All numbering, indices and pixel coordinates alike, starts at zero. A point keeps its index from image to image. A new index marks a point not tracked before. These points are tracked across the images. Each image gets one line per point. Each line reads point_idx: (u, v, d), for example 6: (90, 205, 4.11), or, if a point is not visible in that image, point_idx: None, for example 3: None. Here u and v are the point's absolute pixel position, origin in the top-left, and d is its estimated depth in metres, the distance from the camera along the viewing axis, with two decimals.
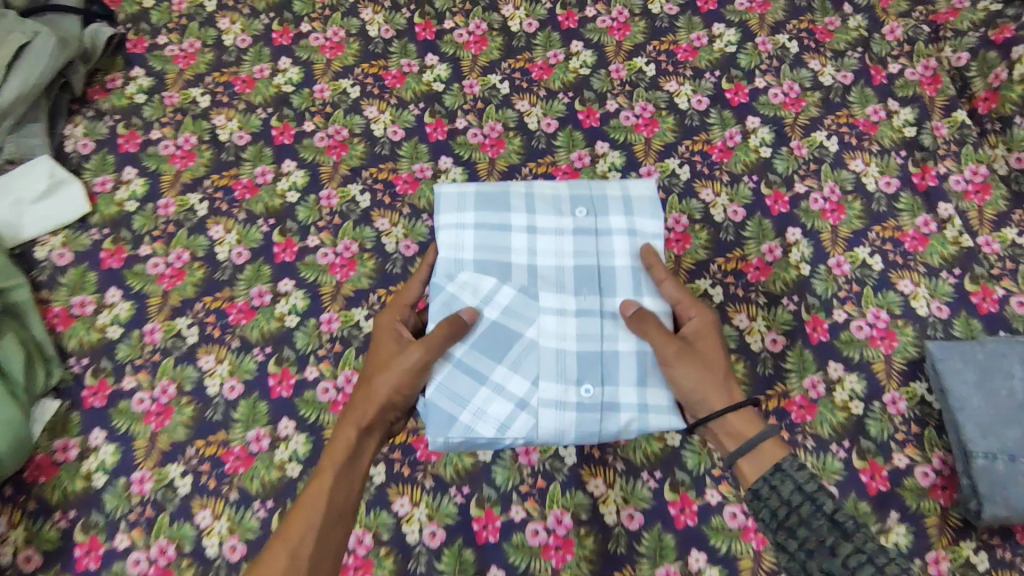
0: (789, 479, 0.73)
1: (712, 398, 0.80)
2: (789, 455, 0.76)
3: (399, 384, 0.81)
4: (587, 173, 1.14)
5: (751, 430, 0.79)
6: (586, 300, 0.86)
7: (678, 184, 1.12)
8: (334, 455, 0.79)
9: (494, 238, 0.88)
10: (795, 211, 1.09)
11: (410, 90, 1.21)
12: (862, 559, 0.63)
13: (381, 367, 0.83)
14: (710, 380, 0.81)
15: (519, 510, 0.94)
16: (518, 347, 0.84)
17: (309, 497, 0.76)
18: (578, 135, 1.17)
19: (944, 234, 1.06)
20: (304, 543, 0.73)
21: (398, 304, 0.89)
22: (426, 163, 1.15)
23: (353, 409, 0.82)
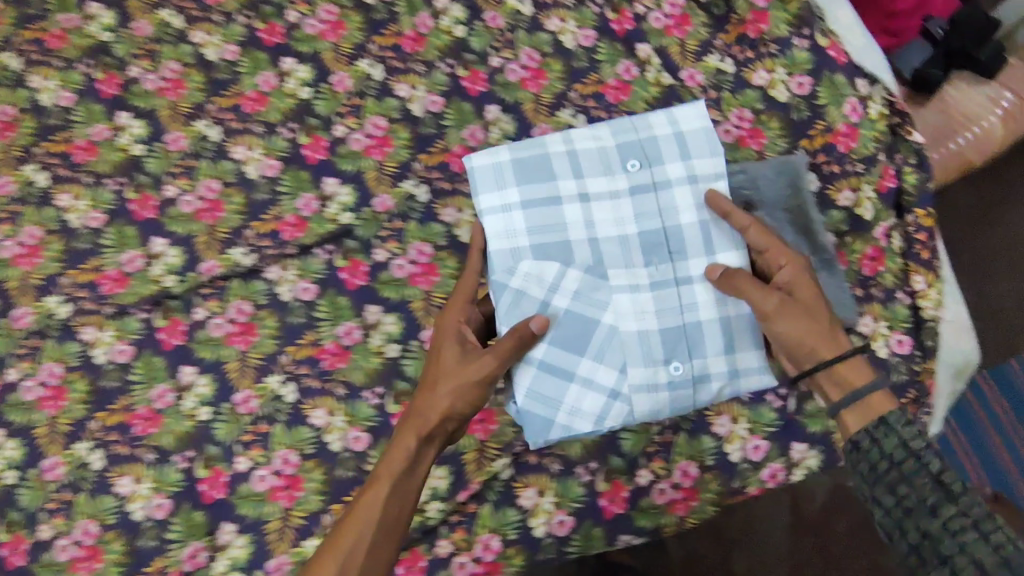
0: (893, 435, 0.71)
1: (822, 344, 0.77)
2: (896, 409, 0.74)
3: (457, 394, 0.76)
4: (276, 97, 1.04)
5: (860, 380, 0.77)
6: (658, 269, 0.85)
7: (373, 86, 1.03)
8: (393, 458, 0.75)
9: (546, 216, 0.85)
10: (493, 87, 1.02)
11: (75, 47, 1.09)
12: (963, 523, 0.61)
13: (443, 372, 0.77)
14: (816, 325, 0.77)
15: (243, 461, 0.90)
16: (599, 334, 0.84)
17: (367, 498, 0.74)
18: (261, 56, 1.07)
19: (645, 77, 1.02)
20: (358, 544, 0.70)
21: (462, 299, 0.82)
22: (102, 124, 1.05)
23: (409, 417, 0.78)
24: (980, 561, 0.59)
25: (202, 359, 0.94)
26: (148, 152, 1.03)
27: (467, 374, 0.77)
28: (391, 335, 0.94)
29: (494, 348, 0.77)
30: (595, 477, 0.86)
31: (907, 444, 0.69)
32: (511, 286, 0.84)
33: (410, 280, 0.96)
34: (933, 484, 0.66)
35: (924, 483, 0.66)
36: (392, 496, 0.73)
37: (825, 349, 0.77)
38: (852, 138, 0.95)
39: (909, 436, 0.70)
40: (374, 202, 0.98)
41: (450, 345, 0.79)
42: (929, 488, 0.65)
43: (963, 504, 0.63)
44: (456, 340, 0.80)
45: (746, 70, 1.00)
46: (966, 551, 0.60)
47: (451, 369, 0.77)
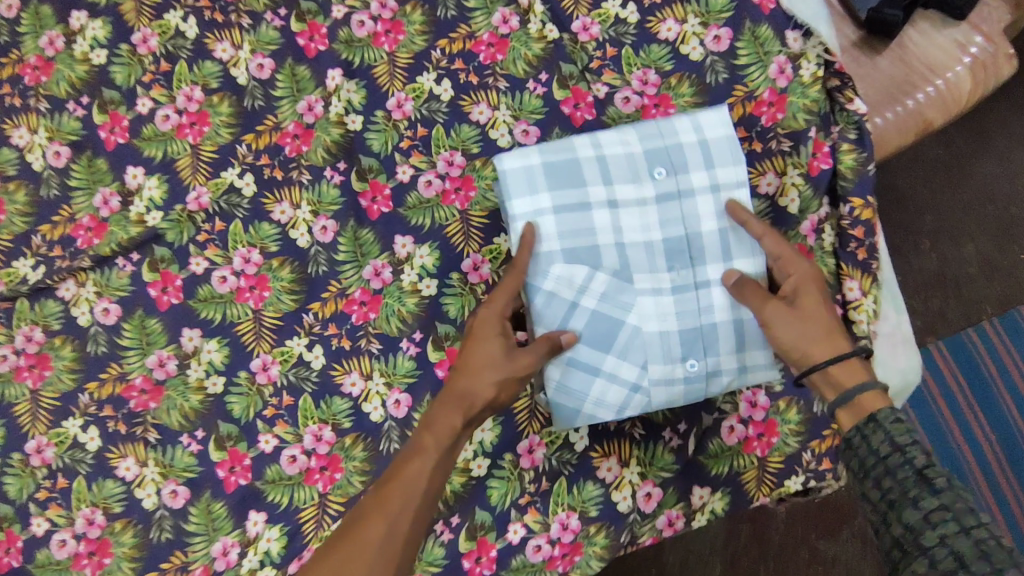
0: (880, 433, 0.55)
1: (819, 349, 0.60)
2: (889, 407, 0.58)
3: (512, 383, 0.62)
4: (62, 62, 0.84)
5: (851, 379, 0.59)
6: (683, 272, 0.67)
7: (185, 45, 0.83)
8: (437, 436, 0.61)
9: (577, 221, 0.66)
10: (335, 45, 0.82)
11: None
12: (945, 516, 0.49)
13: (497, 353, 0.61)
14: (816, 328, 0.61)
15: (41, 522, 0.75)
16: (623, 334, 0.67)
17: (403, 477, 0.59)
18: (45, 9, 0.86)
19: (527, 29, 0.82)
20: (399, 527, 0.57)
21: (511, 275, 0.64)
22: None
23: (447, 393, 0.62)
24: (962, 555, 0.46)
25: None
26: None
27: (521, 368, 0.61)
28: (212, 366, 0.76)
29: (545, 345, 0.62)
30: (457, 536, 0.70)
31: (894, 440, 0.54)
32: (542, 288, 0.66)
33: (236, 295, 0.77)
34: (917, 478, 0.52)
35: (907, 477, 0.52)
36: (434, 480, 0.59)
37: (819, 349, 0.60)
38: (779, 108, 0.76)
39: (898, 432, 0.55)
40: (187, 197, 0.80)
41: (494, 323, 0.62)
42: (911, 482, 0.52)
43: (946, 495, 0.50)
44: (498, 321, 0.63)
45: (652, 19, 0.80)
46: (948, 544, 0.47)
47: (501, 355, 0.61)
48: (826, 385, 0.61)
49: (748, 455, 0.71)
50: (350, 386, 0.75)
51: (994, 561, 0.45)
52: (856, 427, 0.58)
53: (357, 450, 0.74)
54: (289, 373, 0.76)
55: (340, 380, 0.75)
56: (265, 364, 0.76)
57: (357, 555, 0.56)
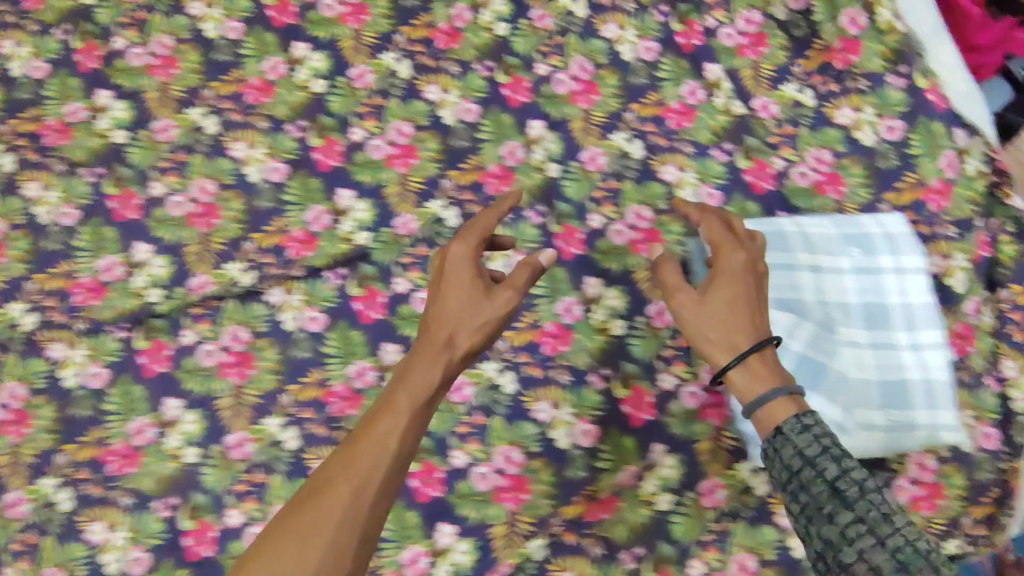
0: (789, 446, 0.58)
1: (715, 340, 0.64)
2: (794, 415, 0.60)
3: (489, 325, 0.67)
4: (285, 87, 0.92)
5: (763, 384, 0.61)
6: (880, 333, 0.73)
7: (398, 84, 0.92)
8: (411, 385, 0.63)
9: (782, 281, 0.74)
10: (537, 99, 0.91)
11: (54, 10, 0.97)
12: (860, 530, 0.52)
13: (473, 292, 0.67)
14: (719, 312, 0.65)
15: (237, 514, 0.79)
16: (827, 376, 0.71)
17: (374, 434, 0.59)
18: (267, 37, 0.94)
19: (713, 102, 0.90)
20: (372, 480, 0.56)
21: (474, 230, 0.71)
22: (79, 103, 0.92)
23: (428, 340, 0.66)
24: (878, 567, 0.49)
25: (189, 391, 0.82)
26: (130, 140, 0.91)
27: (495, 309, 0.67)
28: None
29: (519, 279, 0.68)
30: (642, 565, 0.76)
31: (803, 453, 0.57)
32: None
33: None
34: (831, 492, 0.54)
35: (821, 491, 0.55)
36: (409, 429, 0.60)
37: (717, 340, 0.64)
38: (944, 197, 0.85)
39: (805, 443, 0.58)
40: (394, 222, 0.87)
41: (467, 264, 0.69)
42: (826, 496, 0.55)
43: (859, 507, 0.53)
44: (470, 266, 0.69)
45: (829, 105, 0.89)
46: (867, 560, 0.50)
47: (476, 296, 0.67)
48: (741, 385, 0.63)
49: (917, 513, 0.77)
50: (540, 413, 0.80)
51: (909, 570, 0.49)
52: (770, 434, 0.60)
53: (545, 473, 0.78)
54: (483, 395, 0.81)
55: (531, 406, 0.80)
56: (460, 384, 0.81)
57: (322, 516, 0.54)
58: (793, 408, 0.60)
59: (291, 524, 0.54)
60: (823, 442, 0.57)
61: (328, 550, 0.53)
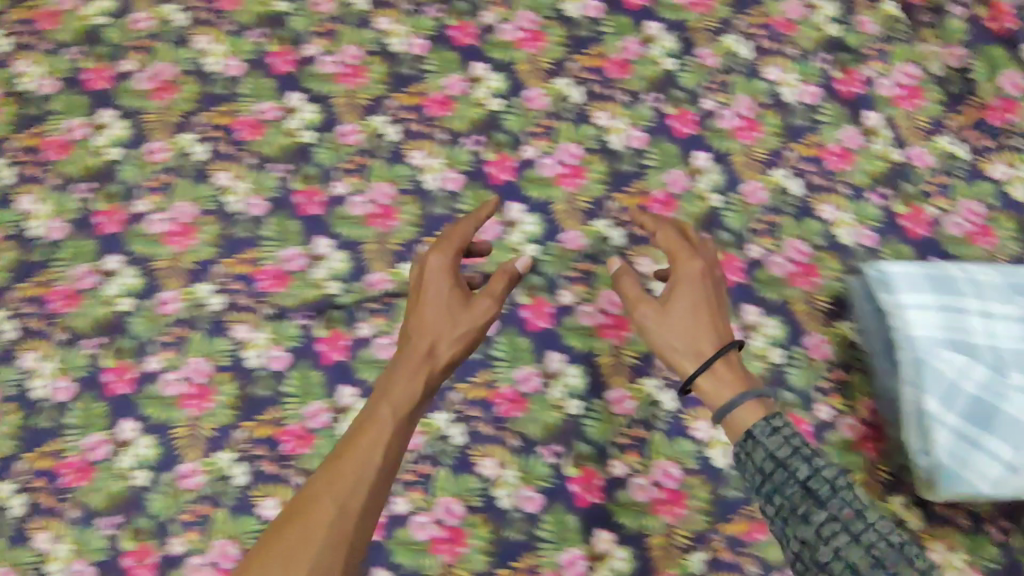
0: (760, 447, 0.66)
1: (684, 353, 0.73)
2: (762, 417, 0.68)
3: (469, 334, 0.75)
4: (463, 103, 0.97)
5: (730, 390, 0.71)
6: None
7: (569, 108, 0.96)
8: (394, 399, 0.70)
9: (955, 324, 0.78)
10: (704, 132, 0.95)
11: (249, 13, 1.01)
12: (836, 528, 0.60)
13: (451, 307, 0.75)
14: (680, 325, 0.74)
15: (403, 502, 0.83)
16: (1000, 418, 0.75)
17: (360, 447, 0.67)
18: (451, 56, 0.99)
19: (871, 148, 0.94)
20: (355, 495, 0.63)
21: (452, 240, 0.79)
22: (270, 103, 0.97)
23: (409, 353, 0.74)
24: (854, 564, 0.58)
25: (363, 380, 0.87)
26: (318, 141, 0.95)
27: (473, 318, 0.75)
28: (571, 389, 0.86)
29: (496, 289, 0.77)
30: None
31: (774, 455, 0.65)
32: (931, 365, 0.76)
33: (598, 330, 0.88)
34: (804, 492, 0.62)
35: (795, 492, 0.63)
36: (393, 440, 0.68)
37: (687, 355, 0.73)
38: None
39: (776, 446, 0.65)
40: (562, 237, 0.91)
41: (444, 277, 0.77)
42: (799, 497, 0.63)
43: (832, 506, 0.61)
44: (449, 279, 0.77)
45: (983, 160, 0.94)
46: (843, 558, 0.58)
47: (456, 307, 0.75)
48: (710, 392, 0.72)
49: None
50: (699, 431, 0.84)
51: (885, 565, 0.57)
52: (740, 440, 0.69)
53: (701, 490, 0.83)
54: (644, 409, 0.85)
55: (690, 424, 0.85)
56: (622, 397, 0.86)
57: (308, 532, 0.60)
58: (763, 412, 0.69)
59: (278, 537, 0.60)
60: (793, 446, 0.65)
61: (319, 560, 0.59)
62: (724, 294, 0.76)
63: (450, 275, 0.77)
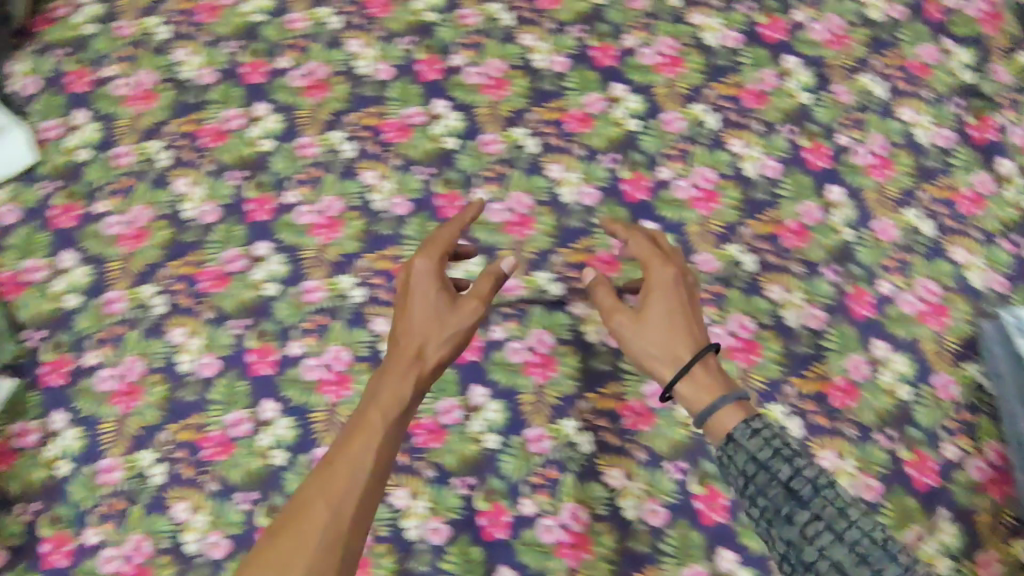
0: (741, 450, 0.68)
1: (659, 361, 0.75)
2: (742, 420, 0.70)
3: (457, 335, 0.76)
4: (601, 121, 0.99)
5: (708, 393, 0.72)
6: None
7: (705, 133, 0.99)
8: (383, 402, 0.71)
9: None
10: (838, 167, 0.98)
11: (400, 21, 1.05)
12: (819, 527, 0.62)
13: (441, 308, 0.76)
14: (656, 332, 0.76)
15: (530, 504, 0.85)
16: None
17: (352, 450, 0.67)
18: (592, 75, 1.02)
19: (1003, 195, 0.97)
20: (349, 499, 0.64)
21: (439, 243, 0.80)
22: (417, 108, 1.00)
23: (398, 356, 0.74)
24: (839, 562, 0.60)
25: (495, 382, 0.90)
26: (461, 147, 0.98)
27: (462, 319, 0.76)
28: None
29: (485, 289, 0.78)
30: None
31: (755, 457, 0.66)
32: None
33: (726, 352, 0.90)
34: (786, 493, 0.64)
35: (776, 493, 0.64)
36: (384, 444, 0.69)
37: (662, 362, 0.75)
38: None
39: (756, 447, 0.67)
40: (695, 257, 0.94)
41: (432, 279, 0.77)
42: (782, 498, 0.64)
43: (815, 506, 0.63)
44: (435, 280, 0.78)
45: None
46: (829, 557, 0.60)
47: (445, 306, 0.76)
48: (684, 397, 0.74)
49: None
50: (824, 460, 0.87)
51: (870, 562, 0.60)
52: (720, 444, 0.70)
53: None
54: None
55: (816, 452, 0.87)
56: None
57: (301, 535, 0.61)
58: (742, 413, 0.70)
59: (280, 536, 0.61)
60: (773, 448, 0.66)
61: (313, 563, 0.59)
62: (697, 297, 0.79)
63: (440, 276, 0.78)
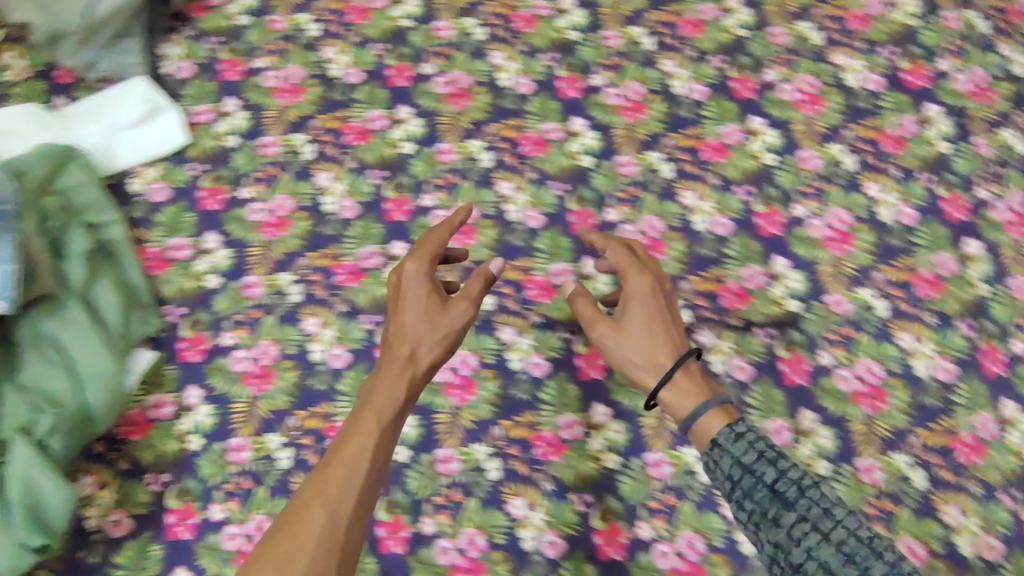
0: (726, 454, 0.70)
1: (642, 369, 0.77)
2: (725, 425, 0.72)
3: (449, 336, 0.77)
4: (738, 153, 1.00)
5: (689, 400, 0.75)
6: None
7: (841, 174, 1.00)
8: (377, 404, 0.72)
9: None
10: (976, 220, 0.99)
11: (543, 37, 1.07)
12: (806, 529, 0.65)
13: (432, 311, 0.77)
14: (637, 341, 0.78)
15: (646, 527, 0.87)
16: None
17: (348, 451, 0.68)
18: (730, 105, 1.02)
19: None
20: (348, 497, 0.65)
21: (428, 247, 0.81)
22: (555, 123, 1.02)
23: (390, 358, 0.75)
24: (827, 563, 0.62)
25: (617, 403, 0.91)
26: (596, 166, 1.00)
27: (451, 322, 0.77)
28: (821, 450, 0.89)
29: (474, 291, 0.79)
30: None
31: (740, 461, 0.69)
32: None
33: (853, 396, 0.91)
34: (772, 494, 0.67)
35: (764, 495, 0.67)
36: (378, 445, 0.70)
37: (644, 372, 0.77)
38: None
39: (741, 451, 0.70)
40: (826, 297, 0.95)
41: (423, 283, 0.79)
42: (768, 500, 0.67)
43: (800, 507, 0.66)
44: (426, 284, 0.79)
45: None
46: (816, 557, 0.63)
47: (434, 310, 0.77)
48: (667, 405, 0.76)
49: None
50: (948, 516, 0.87)
51: (856, 561, 0.62)
52: (705, 449, 0.73)
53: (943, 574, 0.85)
54: (894, 483, 0.88)
55: (940, 506, 0.87)
56: (871, 467, 0.88)
57: (305, 529, 0.62)
58: (724, 418, 0.73)
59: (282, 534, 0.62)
60: (757, 451, 0.69)
61: (314, 561, 0.60)
62: (677, 305, 0.81)
63: (430, 281, 0.79)
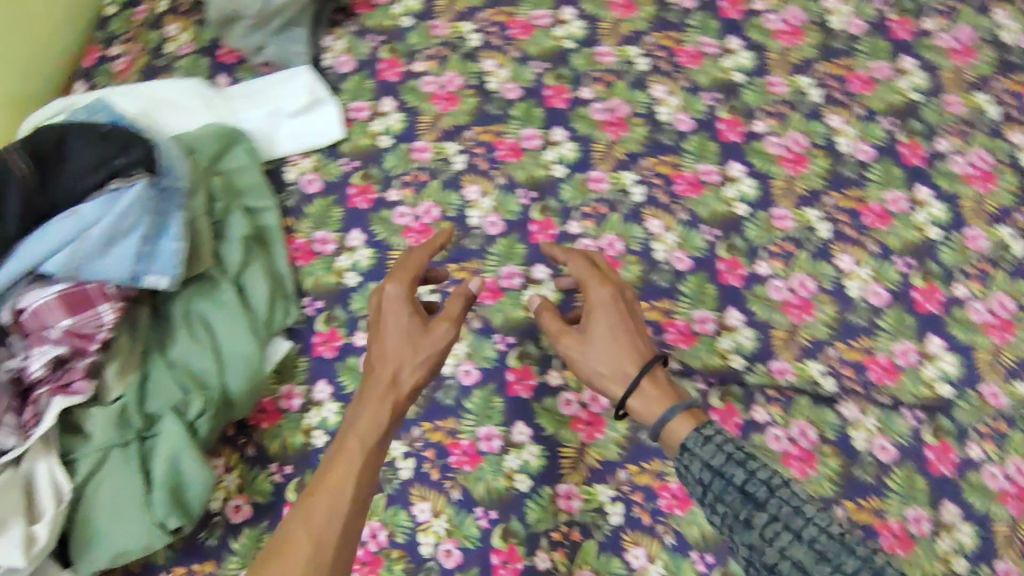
0: (696, 460, 0.68)
1: (608, 378, 0.75)
2: (693, 429, 0.70)
3: (432, 358, 0.75)
4: (902, 222, 0.96)
5: (657, 406, 0.73)
6: None
7: (1009, 259, 0.95)
8: (361, 430, 0.70)
9: None
10: None
11: (707, 75, 1.05)
12: (777, 529, 0.63)
13: (412, 332, 0.75)
14: (598, 349, 0.76)
15: None
16: None
17: (331, 482, 0.67)
18: (896, 171, 0.99)
19: None
20: (331, 528, 0.64)
21: (407, 268, 0.78)
22: (712, 166, 0.99)
23: (372, 383, 0.73)
24: (800, 561, 0.61)
25: None
26: (750, 216, 0.97)
27: (433, 344, 0.74)
28: (960, 546, 0.84)
29: (455, 311, 0.76)
30: None
31: (710, 464, 0.67)
32: None
33: (1000, 496, 0.86)
34: (742, 496, 0.66)
35: (735, 497, 0.66)
36: (361, 474, 0.68)
37: (610, 380, 0.75)
38: None
39: (710, 454, 0.68)
40: (981, 387, 0.90)
41: (402, 304, 0.76)
42: (739, 503, 0.65)
43: (770, 506, 0.64)
44: (406, 305, 0.76)
45: None
46: (789, 556, 0.61)
47: (415, 331, 0.75)
48: (636, 413, 0.74)
49: None
50: None
51: (825, 556, 0.61)
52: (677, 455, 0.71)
53: None
54: None
55: None
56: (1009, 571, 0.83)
57: (287, 570, 0.61)
58: (693, 423, 0.71)
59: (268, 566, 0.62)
60: (726, 453, 0.67)
61: None
62: (637, 313, 0.78)
63: (410, 303, 0.76)
